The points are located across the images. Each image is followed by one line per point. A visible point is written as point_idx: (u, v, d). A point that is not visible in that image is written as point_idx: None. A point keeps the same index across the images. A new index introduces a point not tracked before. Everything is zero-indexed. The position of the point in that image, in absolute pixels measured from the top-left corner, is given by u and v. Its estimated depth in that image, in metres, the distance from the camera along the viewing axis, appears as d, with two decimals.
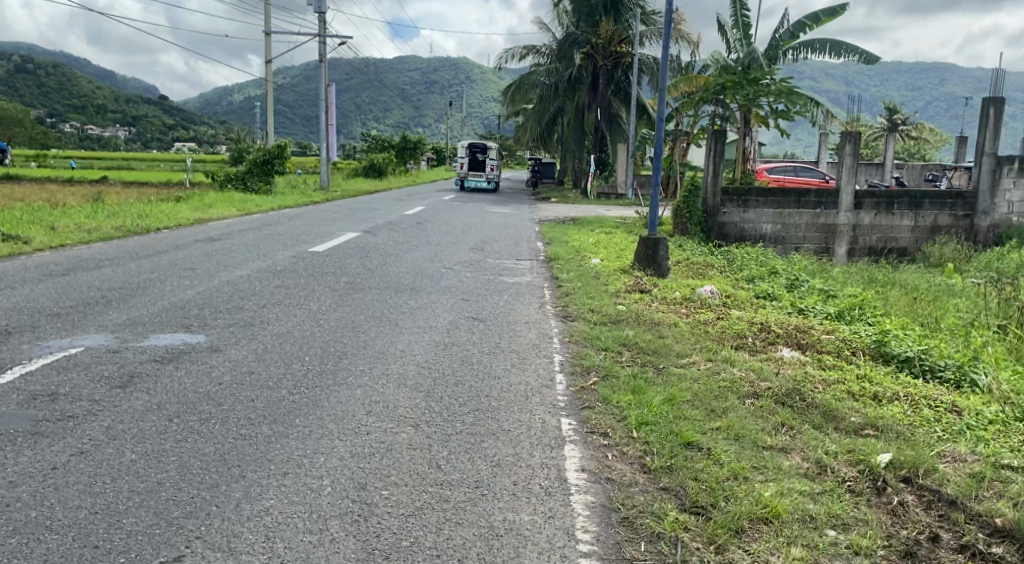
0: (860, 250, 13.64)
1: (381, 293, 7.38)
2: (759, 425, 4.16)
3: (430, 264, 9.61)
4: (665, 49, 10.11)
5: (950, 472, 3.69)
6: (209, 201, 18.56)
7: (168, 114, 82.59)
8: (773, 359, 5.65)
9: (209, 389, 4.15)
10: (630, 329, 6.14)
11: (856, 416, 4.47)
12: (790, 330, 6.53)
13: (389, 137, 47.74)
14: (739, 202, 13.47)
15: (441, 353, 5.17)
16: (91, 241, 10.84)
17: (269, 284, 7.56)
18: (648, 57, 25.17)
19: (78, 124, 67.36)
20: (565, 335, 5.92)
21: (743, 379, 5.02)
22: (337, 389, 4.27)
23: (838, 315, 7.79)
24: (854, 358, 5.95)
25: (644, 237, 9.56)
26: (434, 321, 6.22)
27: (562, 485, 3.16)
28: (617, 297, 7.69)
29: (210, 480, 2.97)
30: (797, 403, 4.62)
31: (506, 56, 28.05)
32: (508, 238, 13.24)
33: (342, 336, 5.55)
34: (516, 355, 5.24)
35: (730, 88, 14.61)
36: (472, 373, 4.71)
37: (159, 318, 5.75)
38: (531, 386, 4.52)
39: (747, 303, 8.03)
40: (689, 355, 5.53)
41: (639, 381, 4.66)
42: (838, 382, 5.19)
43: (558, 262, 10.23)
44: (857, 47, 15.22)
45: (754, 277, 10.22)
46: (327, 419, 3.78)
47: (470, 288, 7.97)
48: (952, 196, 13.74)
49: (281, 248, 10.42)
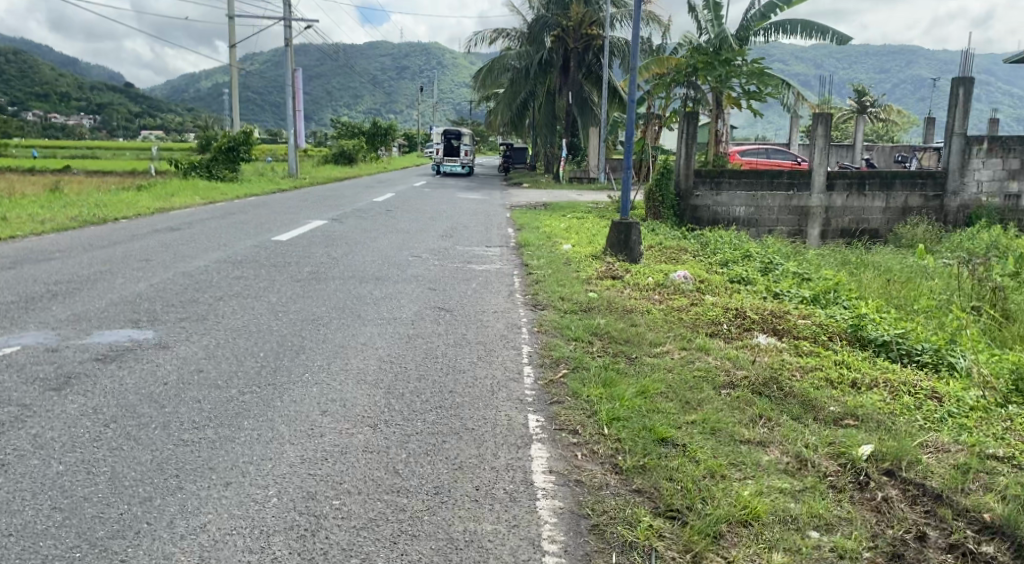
0: (832, 232, 13.58)
1: (346, 283, 7.09)
2: (736, 418, 3.99)
3: (398, 252, 9.32)
4: (637, 29, 9.88)
5: (934, 463, 3.55)
6: (173, 190, 18.06)
7: (134, 101, 81.01)
8: (749, 346, 5.49)
9: (152, 390, 3.86)
10: (601, 318, 5.94)
11: (835, 404, 4.32)
12: (766, 315, 6.38)
13: (359, 123, 47.09)
14: (711, 185, 13.35)
15: (404, 346, 4.91)
16: (44, 232, 10.40)
17: (228, 275, 7.24)
18: (619, 40, 24.92)
19: (41, 113, 65.79)
20: (534, 325, 5.71)
21: (719, 368, 4.86)
22: (291, 387, 4.01)
23: (812, 298, 7.68)
24: (830, 343, 5.83)
25: (616, 221, 9.36)
26: (399, 312, 5.97)
27: (528, 489, 2.97)
28: (588, 284, 7.49)
29: (143, 494, 2.72)
30: (775, 393, 4.45)
31: (477, 39, 27.63)
32: (478, 224, 12.98)
33: (301, 329, 5.27)
34: (483, 347, 5.01)
35: (701, 69, 14.45)
36: (436, 367, 4.48)
37: (107, 313, 5.43)
38: (498, 380, 4.30)
39: (721, 288, 7.88)
40: (662, 344, 5.35)
41: (610, 373, 4.47)
42: (816, 369, 5.05)
43: (528, 248, 10.01)
44: (827, 28, 15.11)
45: (727, 262, 10.08)
46: (279, 420, 3.52)
47: (438, 277, 7.71)
48: (922, 176, 13.72)
49: (243, 237, 10.07)
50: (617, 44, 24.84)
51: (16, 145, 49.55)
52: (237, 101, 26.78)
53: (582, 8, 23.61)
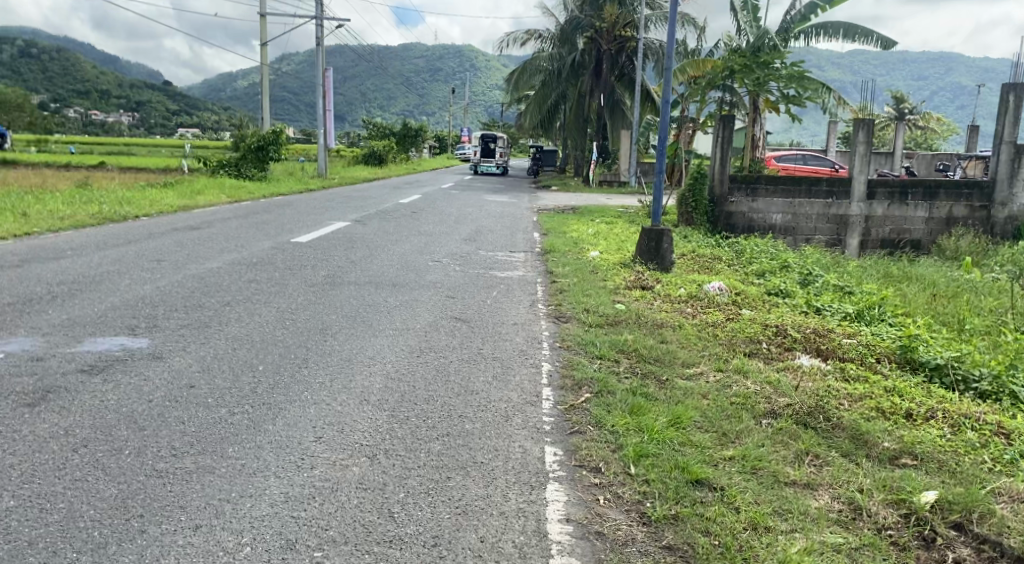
0: (872, 243, 12.98)
1: (359, 289, 6.76)
2: (778, 455, 3.57)
3: (419, 257, 8.98)
4: (673, 29, 9.46)
5: (1012, 517, 3.09)
6: (200, 187, 17.96)
7: (172, 100, 82.15)
8: (790, 369, 5.04)
9: (134, 407, 3.55)
10: (631, 333, 5.53)
11: (889, 439, 3.85)
12: (808, 334, 5.91)
13: (391, 123, 47.01)
14: (747, 191, 12.89)
15: (415, 362, 4.55)
16: (62, 229, 10.21)
17: (240, 277, 6.96)
18: (654, 42, 24.43)
19: (82, 110, 67.10)
20: (557, 340, 5.31)
21: (758, 395, 4.43)
22: (287, 407, 3.66)
23: (857, 314, 7.19)
24: (879, 366, 5.35)
25: (647, 228, 8.92)
26: (413, 322, 5.60)
27: (540, 542, 2.60)
28: (616, 295, 7.07)
29: (97, 539, 2.46)
30: (822, 425, 4.01)
31: (508, 41, 27.32)
32: (504, 227, 12.60)
33: (305, 340, 4.93)
34: (500, 364, 4.64)
35: (738, 71, 13.98)
36: (447, 388, 4.10)
37: (105, 318, 5.14)
38: (513, 404, 3.92)
39: (758, 302, 7.42)
40: (696, 365, 4.93)
41: (638, 398, 4.06)
42: (865, 396, 4.59)
43: (553, 254, 9.62)
44: (871, 32, 14.53)
45: (763, 272, 9.60)
46: (266, 447, 3.18)
47: (458, 284, 7.35)
48: (968, 185, 13.05)
49: (262, 238, 9.80)
50: (651, 47, 24.34)
51: (57, 140, 50.40)
52: (267, 99, 26.73)
53: (616, 10, 23.14)
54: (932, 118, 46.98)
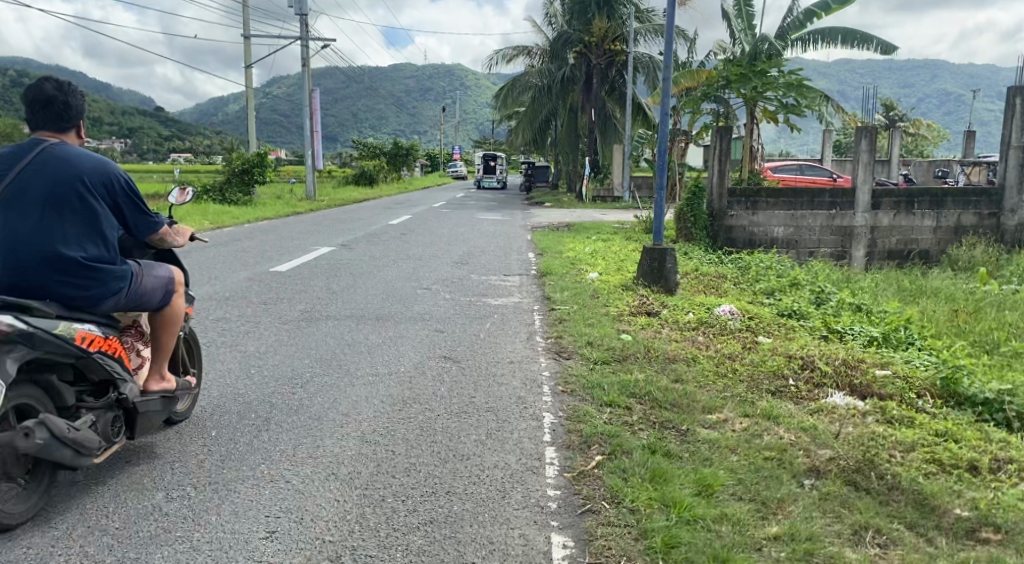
0: (879, 254, 12.42)
1: (337, 325, 6.16)
2: (833, 532, 2.96)
3: (405, 284, 8.39)
4: (670, 38, 8.92)
5: None
6: (182, 213, 17.35)
7: (162, 125, 81.65)
8: (826, 412, 4.42)
9: (47, 495, 2.92)
10: (642, 372, 4.90)
11: (962, 504, 3.25)
12: (838, 365, 5.29)
13: (381, 142, 46.44)
14: (747, 204, 12.26)
15: (396, 419, 3.92)
16: None
17: (207, 316, 6.33)
18: (644, 55, 24.03)
19: (73, 137, 66.74)
20: (558, 382, 4.67)
21: (795, 446, 3.81)
22: (238, 489, 3.04)
23: (882, 338, 6.60)
24: (925, 404, 4.74)
25: (649, 248, 8.33)
26: (396, 365, 4.95)
27: None
28: (620, 323, 6.45)
29: None
30: (877, 487, 3.40)
31: (496, 57, 26.91)
32: (497, 249, 11.98)
33: (271, 394, 4.28)
34: (494, 416, 4.02)
35: (735, 80, 13.48)
36: (432, 454, 3.48)
37: None
38: (510, 472, 3.30)
39: (773, 326, 6.81)
40: (720, 410, 4.29)
41: (657, 459, 3.43)
42: (918, 444, 3.97)
43: (550, 277, 9.00)
44: (870, 36, 14.04)
45: (773, 291, 9.02)
46: (203, 551, 2.59)
47: (447, 315, 6.72)
48: (977, 193, 12.55)
49: (239, 268, 9.16)
50: (642, 59, 23.98)
51: (46, 169, 49.99)
52: (252, 121, 26.11)
53: (605, 22, 22.72)
54: (922, 123, 46.70)
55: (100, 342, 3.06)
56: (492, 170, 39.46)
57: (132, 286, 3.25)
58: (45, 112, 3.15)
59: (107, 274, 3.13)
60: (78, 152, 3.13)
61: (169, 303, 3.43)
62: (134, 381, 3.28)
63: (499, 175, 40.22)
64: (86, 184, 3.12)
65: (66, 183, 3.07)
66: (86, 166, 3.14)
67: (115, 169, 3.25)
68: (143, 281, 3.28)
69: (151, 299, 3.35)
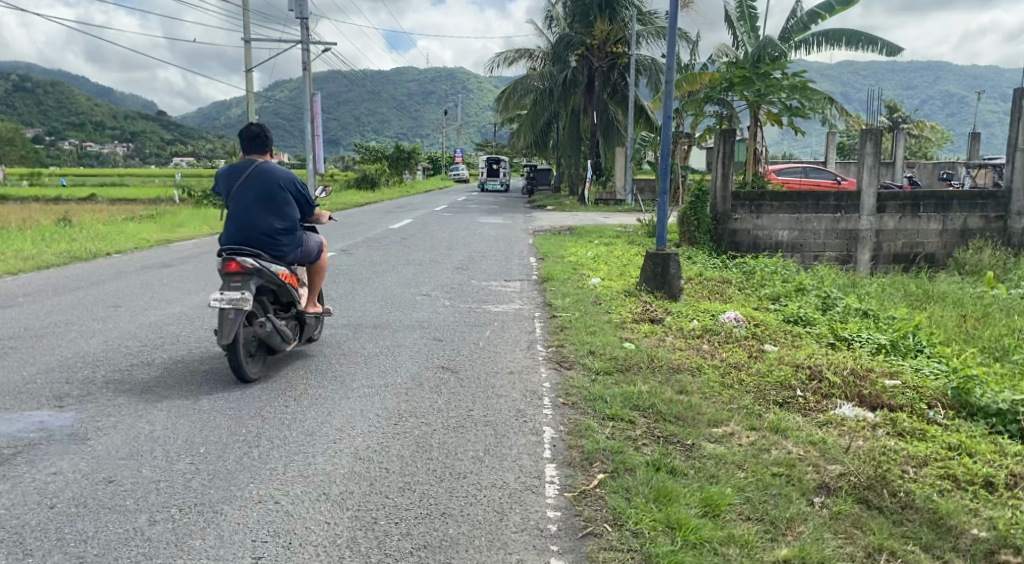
0: (884, 258, 12.29)
1: (333, 333, 6.04)
2: (845, 555, 2.86)
3: (403, 290, 8.27)
4: (672, 40, 8.80)
5: None
6: (182, 218, 17.25)
7: (165, 129, 81.72)
8: (835, 424, 4.30)
9: (23, 520, 2.82)
10: (646, 382, 4.77)
11: (979, 525, 3.12)
12: (847, 374, 5.16)
13: (383, 146, 46.38)
14: (751, 207, 12.11)
15: (391, 434, 3.80)
16: (21, 271, 9.46)
17: (201, 325, 6.21)
18: (646, 57, 23.93)
19: (76, 142, 66.78)
20: (559, 394, 4.56)
21: (804, 461, 3.69)
22: (225, 510, 2.93)
23: (890, 345, 6.48)
24: (937, 415, 4.60)
25: (652, 253, 8.20)
26: (392, 376, 4.83)
27: None
28: (622, 331, 6.33)
29: None
30: (890, 505, 3.27)
31: (498, 60, 26.82)
32: (498, 253, 11.86)
33: (262, 408, 4.16)
34: (492, 430, 3.90)
35: (738, 83, 13.37)
36: (428, 472, 3.36)
37: (30, 387, 4.39)
38: (508, 491, 3.20)
39: (778, 333, 6.68)
40: (726, 423, 4.17)
41: (661, 477, 3.31)
42: (932, 458, 3.83)
43: (552, 282, 8.88)
44: (875, 38, 13.90)
45: (778, 297, 8.89)
46: None
47: (446, 323, 6.59)
48: (983, 195, 12.43)
49: None
50: (644, 61, 23.87)
51: (49, 173, 50.01)
52: (252, 125, 25.99)
53: (607, 24, 22.62)
54: (926, 125, 46.51)
55: (289, 279, 4.99)
56: (495, 174, 39.85)
57: (304, 248, 5.15)
58: (255, 143, 4.96)
59: (294, 243, 5.03)
60: (277, 165, 4.95)
61: (319, 257, 5.32)
62: (303, 305, 5.24)
63: (502, 178, 40.52)
64: (282, 186, 4.91)
65: (272, 187, 4.89)
66: (281, 175, 4.94)
67: (295, 175, 5.05)
68: (310, 246, 5.21)
69: (311, 255, 5.25)
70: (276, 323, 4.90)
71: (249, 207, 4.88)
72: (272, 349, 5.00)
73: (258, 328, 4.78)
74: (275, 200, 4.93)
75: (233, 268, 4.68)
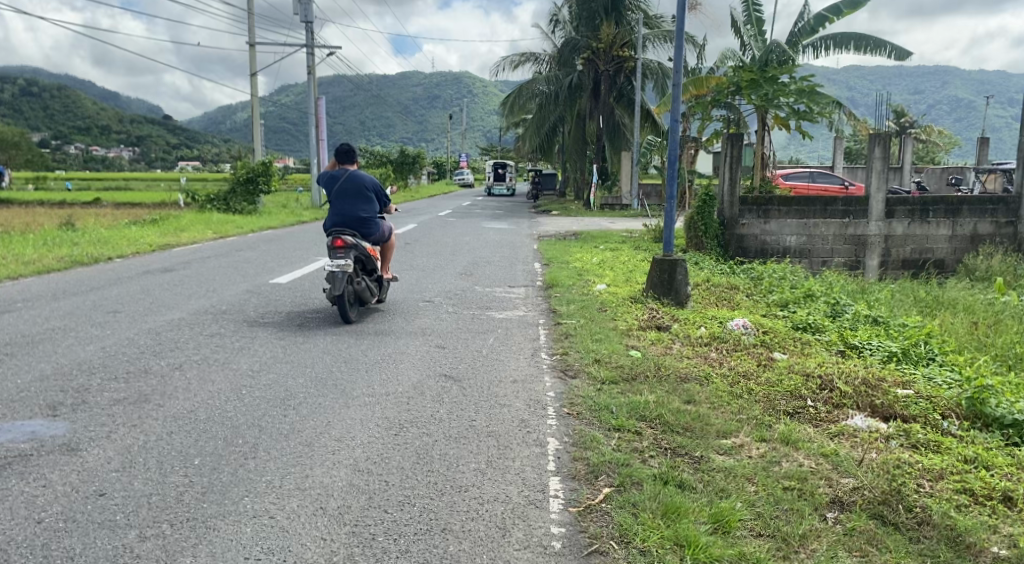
0: (893, 264, 12.16)
1: (335, 340, 5.96)
2: None
3: (407, 296, 8.19)
4: (679, 43, 8.71)
5: None
6: (186, 223, 17.23)
7: (172, 133, 81.95)
8: (846, 435, 4.19)
9: (9, 536, 2.75)
10: (653, 392, 4.67)
11: (998, 544, 3.01)
12: (859, 383, 5.04)
13: (389, 151, 46.37)
14: (759, 212, 12.01)
15: (391, 445, 3.70)
16: (22, 275, 9.43)
17: (201, 331, 6.14)
18: (652, 62, 23.85)
19: (83, 146, 67.06)
20: (564, 403, 4.46)
21: (816, 474, 3.58)
22: (217, 526, 2.86)
23: (901, 354, 6.36)
24: (952, 425, 4.48)
25: (659, 259, 8.10)
26: (393, 385, 4.73)
27: None
28: (629, 338, 6.23)
29: None
30: (906, 521, 3.16)
31: (504, 64, 26.77)
32: (503, 258, 11.78)
33: (260, 417, 4.08)
34: (494, 442, 3.80)
35: (745, 87, 13.28)
36: (429, 485, 3.26)
37: (24, 395, 4.33)
38: (511, 506, 3.10)
39: (788, 341, 6.57)
40: (735, 435, 4.07)
41: (669, 491, 3.21)
42: (947, 471, 3.71)
43: (556, 288, 8.79)
44: (883, 42, 13.79)
45: (786, 303, 8.77)
46: None
47: (449, 330, 6.50)
48: (993, 201, 12.29)
49: (238, 280, 9.00)
50: (650, 66, 23.79)
51: (56, 177, 50.18)
52: (257, 130, 25.97)
53: (613, 29, 22.57)
54: (934, 130, 46.32)
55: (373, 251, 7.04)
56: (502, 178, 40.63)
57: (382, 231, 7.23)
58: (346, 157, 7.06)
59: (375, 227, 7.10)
60: (363, 173, 7.06)
61: (390, 238, 7.39)
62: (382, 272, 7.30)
63: (508, 183, 41.18)
64: (367, 188, 7.04)
65: (361, 189, 7.01)
66: (366, 181, 7.07)
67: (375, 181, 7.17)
68: (385, 230, 7.27)
69: (385, 236, 7.32)
70: (364, 282, 6.91)
71: (345, 202, 7.01)
72: (363, 301, 7.04)
73: (356, 286, 6.80)
74: (363, 198, 7.05)
75: (337, 244, 6.73)
